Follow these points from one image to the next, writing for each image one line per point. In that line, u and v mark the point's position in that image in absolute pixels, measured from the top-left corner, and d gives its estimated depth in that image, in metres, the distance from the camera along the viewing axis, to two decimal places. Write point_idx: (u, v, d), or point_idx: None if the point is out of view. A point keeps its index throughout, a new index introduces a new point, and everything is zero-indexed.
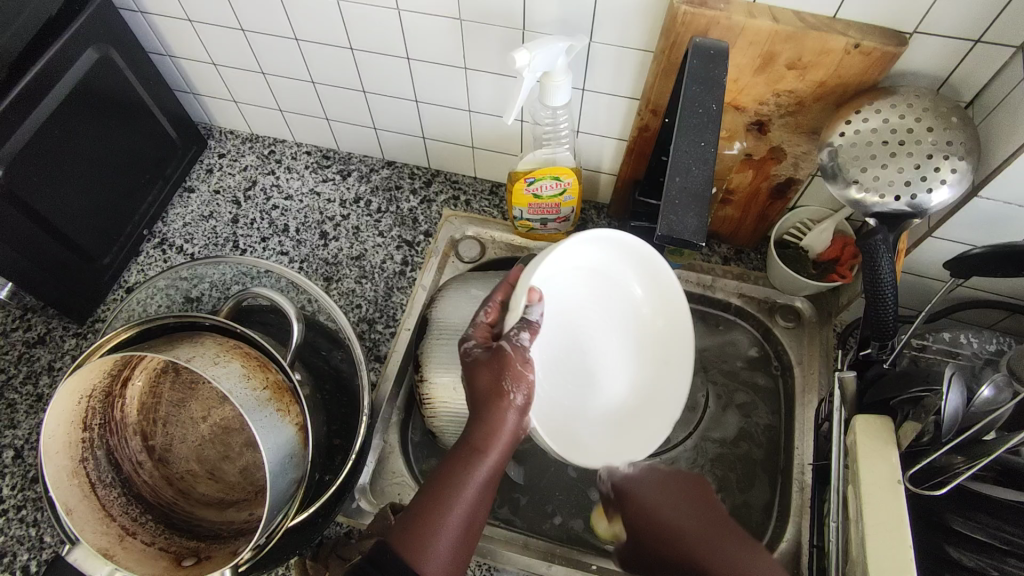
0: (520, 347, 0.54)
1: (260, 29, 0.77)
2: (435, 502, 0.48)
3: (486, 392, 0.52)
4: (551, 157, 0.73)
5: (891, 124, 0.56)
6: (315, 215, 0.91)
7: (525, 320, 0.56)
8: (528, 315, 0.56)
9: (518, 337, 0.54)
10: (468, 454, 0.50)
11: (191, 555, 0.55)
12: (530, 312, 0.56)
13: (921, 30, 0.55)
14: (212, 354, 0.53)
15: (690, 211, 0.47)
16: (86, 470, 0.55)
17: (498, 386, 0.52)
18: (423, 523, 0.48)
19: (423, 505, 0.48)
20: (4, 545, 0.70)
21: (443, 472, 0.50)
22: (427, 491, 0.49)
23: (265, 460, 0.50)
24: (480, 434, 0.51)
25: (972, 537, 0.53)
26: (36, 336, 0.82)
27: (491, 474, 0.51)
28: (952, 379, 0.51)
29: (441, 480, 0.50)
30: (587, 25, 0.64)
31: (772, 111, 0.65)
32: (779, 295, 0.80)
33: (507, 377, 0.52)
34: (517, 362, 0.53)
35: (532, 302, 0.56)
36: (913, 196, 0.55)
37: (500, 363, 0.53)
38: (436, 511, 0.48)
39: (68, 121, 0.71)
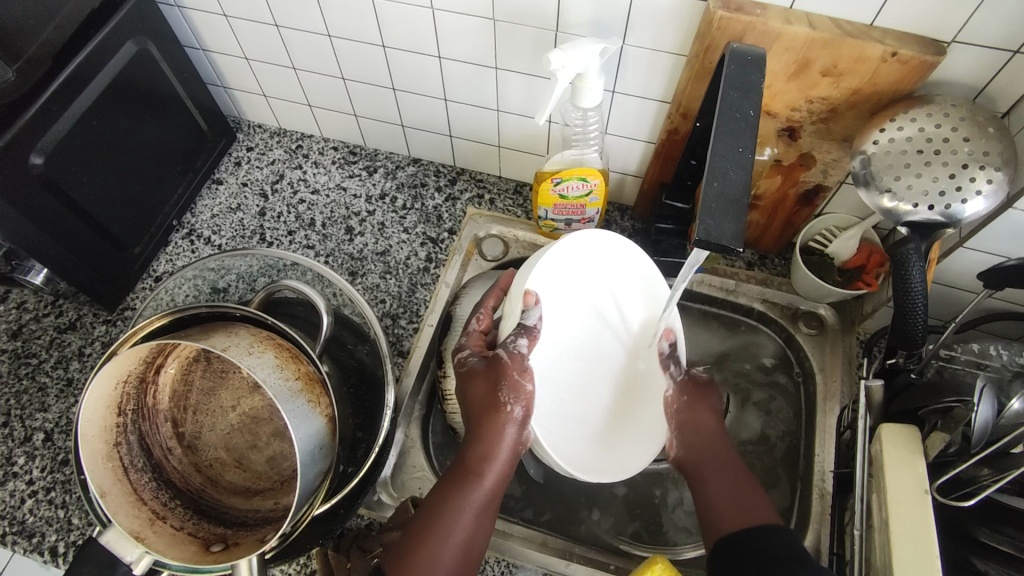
0: (518, 355, 0.57)
1: (293, 25, 0.78)
2: (434, 517, 0.53)
3: (482, 405, 0.56)
4: (580, 158, 0.73)
5: (927, 132, 0.56)
6: (341, 210, 0.92)
7: (521, 326, 0.59)
8: (526, 320, 0.59)
9: (515, 344, 0.57)
10: (466, 469, 0.55)
11: (219, 541, 0.56)
12: (528, 317, 0.59)
13: (959, 39, 0.55)
14: (246, 344, 0.54)
15: (727, 215, 0.47)
16: (119, 454, 0.57)
17: (492, 400, 0.56)
18: (426, 536, 0.52)
19: (426, 519, 0.53)
20: (33, 526, 0.71)
21: (443, 490, 0.55)
22: (430, 505, 0.54)
23: (296, 450, 0.51)
24: (477, 450, 0.55)
25: (999, 549, 0.52)
26: (67, 321, 0.83)
27: (490, 489, 0.55)
28: (984, 390, 0.51)
29: (441, 497, 0.54)
30: (621, 28, 0.64)
31: (804, 117, 0.65)
32: (803, 302, 0.79)
33: (505, 390, 0.55)
34: (514, 371, 0.56)
35: (527, 306, 0.59)
36: (946, 206, 0.55)
37: (494, 378, 0.56)
38: (434, 527, 0.53)
39: (106, 112, 0.72)
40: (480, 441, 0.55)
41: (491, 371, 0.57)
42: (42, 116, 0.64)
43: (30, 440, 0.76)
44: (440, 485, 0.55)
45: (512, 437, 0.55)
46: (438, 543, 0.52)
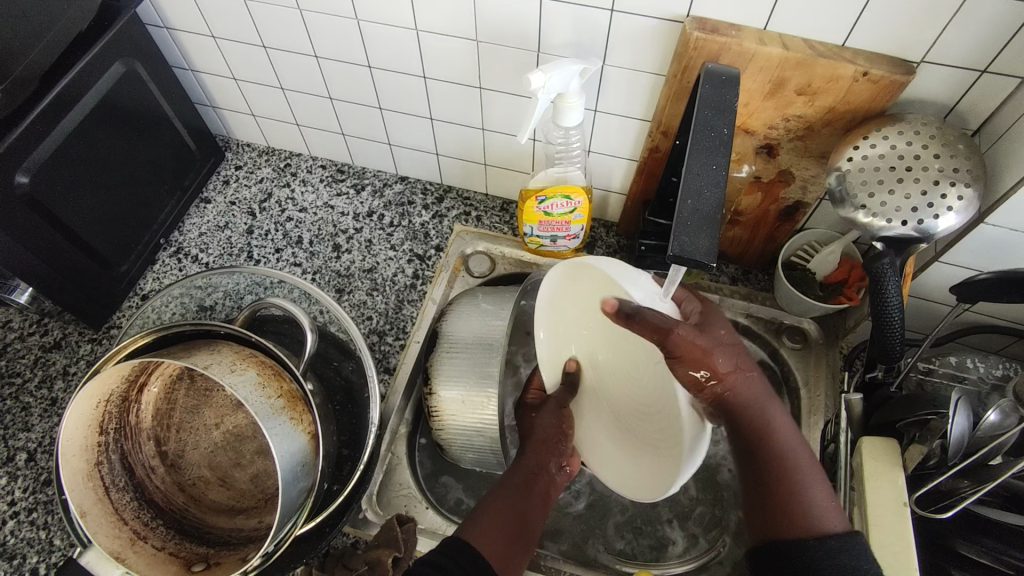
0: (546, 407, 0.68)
1: (281, 46, 0.79)
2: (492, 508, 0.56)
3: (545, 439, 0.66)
4: (563, 175, 0.74)
5: (898, 149, 0.57)
6: (328, 227, 0.93)
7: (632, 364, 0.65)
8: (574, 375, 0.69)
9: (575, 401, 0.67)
10: (525, 479, 0.61)
11: (201, 560, 0.56)
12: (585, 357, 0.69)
13: (928, 59, 0.57)
14: (229, 362, 0.54)
15: (702, 232, 0.47)
16: (100, 473, 0.57)
17: (555, 432, 0.66)
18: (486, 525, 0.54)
19: (496, 503, 0.57)
20: (14, 547, 0.70)
21: (506, 489, 0.59)
22: (492, 503, 0.57)
23: (278, 467, 0.51)
24: (538, 465, 0.63)
25: (977, 560, 0.53)
26: (52, 340, 0.83)
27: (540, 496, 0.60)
28: (958, 403, 0.52)
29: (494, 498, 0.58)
30: (601, 48, 0.65)
31: (781, 135, 0.66)
32: (787, 316, 0.80)
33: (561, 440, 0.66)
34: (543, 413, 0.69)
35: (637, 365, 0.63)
36: (919, 221, 0.56)
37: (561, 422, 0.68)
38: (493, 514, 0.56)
39: (92, 133, 0.73)
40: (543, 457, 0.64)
41: (548, 413, 0.69)
42: (28, 136, 0.65)
43: (12, 461, 0.75)
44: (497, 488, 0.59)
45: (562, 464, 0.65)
46: (502, 526, 0.54)
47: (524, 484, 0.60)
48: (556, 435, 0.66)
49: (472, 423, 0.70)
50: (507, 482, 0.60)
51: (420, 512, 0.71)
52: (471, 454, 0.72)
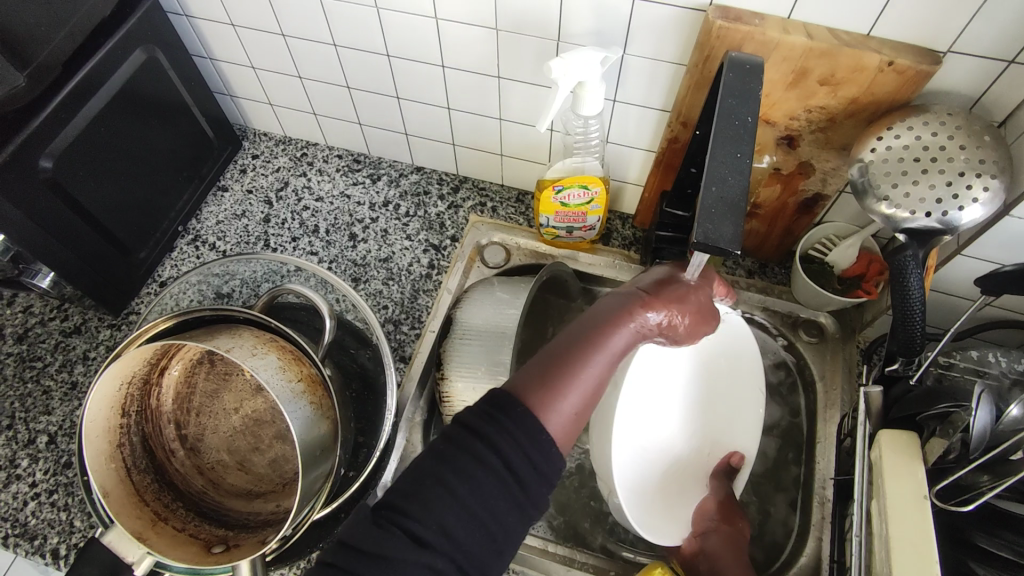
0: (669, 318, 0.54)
1: (300, 34, 0.79)
2: (567, 357, 0.48)
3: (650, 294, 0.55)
4: (580, 166, 0.74)
5: (923, 141, 0.57)
6: (344, 217, 0.93)
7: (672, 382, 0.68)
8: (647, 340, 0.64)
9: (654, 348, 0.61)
10: (611, 322, 0.51)
11: (220, 542, 0.57)
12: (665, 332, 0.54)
13: (954, 50, 0.56)
14: (250, 346, 0.55)
15: (725, 220, 0.47)
16: (122, 455, 0.57)
17: (678, 288, 0.55)
18: (550, 378, 0.46)
19: (568, 351, 0.48)
20: (35, 528, 0.71)
21: (587, 331, 0.50)
22: (566, 347, 0.49)
23: (298, 450, 0.52)
24: (638, 307, 0.52)
25: (997, 554, 0.52)
26: (72, 325, 0.84)
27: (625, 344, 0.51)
28: (981, 396, 0.52)
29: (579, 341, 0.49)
30: (622, 37, 0.65)
31: (802, 126, 0.65)
32: (803, 310, 0.80)
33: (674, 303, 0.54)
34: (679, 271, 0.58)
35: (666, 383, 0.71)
36: (944, 213, 0.55)
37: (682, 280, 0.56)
38: (569, 367, 0.47)
39: (113, 119, 0.73)
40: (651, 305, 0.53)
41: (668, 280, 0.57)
42: (51, 121, 0.65)
43: (33, 443, 0.76)
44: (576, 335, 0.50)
45: (673, 318, 0.54)
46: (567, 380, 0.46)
47: (613, 322, 0.51)
48: (677, 291, 0.55)
49: None
50: (589, 323, 0.51)
51: None
52: None
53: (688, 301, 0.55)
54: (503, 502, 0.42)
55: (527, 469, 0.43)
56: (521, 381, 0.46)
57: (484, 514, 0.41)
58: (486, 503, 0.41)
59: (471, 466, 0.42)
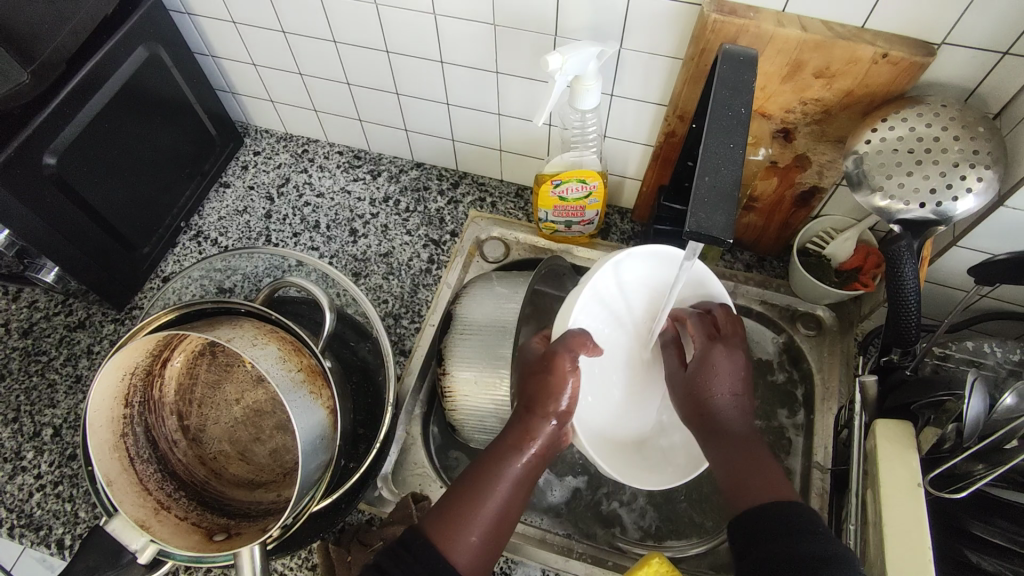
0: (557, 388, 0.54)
1: (300, 31, 0.80)
2: (473, 488, 0.50)
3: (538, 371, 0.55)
4: (579, 160, 0.74)
5: (917, 132, 0.57)
6: (345, 212, 0.94)
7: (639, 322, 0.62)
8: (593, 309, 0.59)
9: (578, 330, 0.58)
10: (500, 457, 0.52)
11: (222, 531, 0.58)
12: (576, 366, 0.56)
13: (949, 41, 0.56)
14: (250, 336, 0.55)
15: (718, 209, 0.47)
16: (125, 444, 0.58)
17: (540, 358, 0.56)
18: (454, 515, 0.49)
19: (456, 496, 0.50)
20: (40, 519, 0.72)
21: (472, 474, 0.52)
22: (463, 485, 0.51)
23: (298, 439, 0.52)
24: (518, 439, 0.53)
25: (991, 541, 0.53)
26: (77, 320, 0.85)
27: (517, 481, 0.52)
28: (974, 385, 0.52)
29: (470, 480, 0.51)
30: (618, 31, 0.65)
31: (798, 119, 0.66)
32: (801, 303, 0.80)
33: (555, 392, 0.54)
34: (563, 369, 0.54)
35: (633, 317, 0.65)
36: (937, 204, 0.56)
37: (542, 361, 0.56)
38: (468, 502, 0.50)
39: (116, 116, 0.74)
40: (524, 433, 0.53)
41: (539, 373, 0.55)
42: (55, 118, 0.66)
43: (38, 436, 0.77)
44: (470, 476, 0.52)
45: (545, 425, 0.53)
46: (463, 518, 0.49)
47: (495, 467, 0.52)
48: (538, 392, 0.54)
49: (486, 405, 0.71)
50: (471, 468, 0.52)
51: (434, 491, 0.73)
52: (486, 436, 0.73)
53: (556, 389, 0.54)
54: None
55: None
56: (425, 522, 0.49)
57: None
58: None
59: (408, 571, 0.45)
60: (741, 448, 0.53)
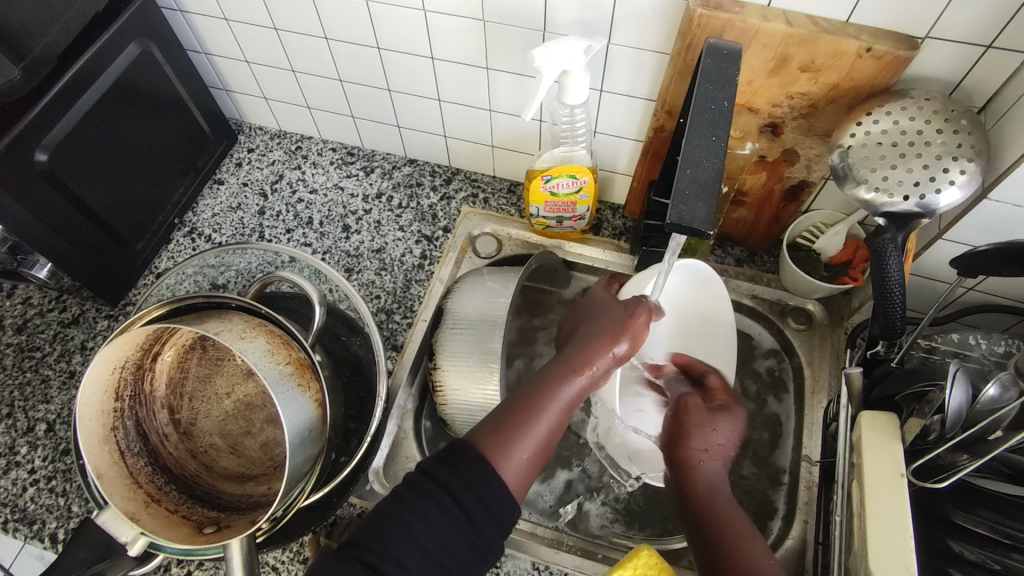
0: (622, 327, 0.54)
1: (291, 28, 0.81)
2: (529, 403, 0.49)
3: (610, 327, 0.55)
4: (569, 155, 0.75)
5: (901, 125, 0.57)
6: (338, 209, 0.94)
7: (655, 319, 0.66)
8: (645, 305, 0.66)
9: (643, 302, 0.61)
10: (560, 375, 0.51)
11: (212, 523, 0.58)
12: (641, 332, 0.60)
13: (932, 35, 0.56)
14: (239, 330, 0.56)
15: (700, 201, 0.48)
16: (116, 438, 0.59)
17: (621, 318, 0.55)
18: (512, 426, 0.48)
19: (515, 407, 0.49)
20: (34, 514, 0.73)
21: (529, 388, 0.50)
22: (517, 397, 0.50)
23: (285, 431, 0.53)
24: (579, 362, 0.52)
25: (974, 531, 0.54)
26: (71, 316, 0.85)
27: (569, 403, 0.50)
28: (955, 376, 0.52)
29: (525, 395, 0.50)
30: (606, 27, 0.66)
31: (785, 113, 0.66)
32: (791, 297, 0.81)
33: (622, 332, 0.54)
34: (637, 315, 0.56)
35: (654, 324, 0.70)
36: (921, 196, 0.56)
37: (620, 306, 0.58)
38: (524, 414, 0.48)
39: (109, 112, 0.75)
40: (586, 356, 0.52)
41: (610, 316, 0.57)
42: (47, 114, 0.67)
43: (32, 431, 0.78)
44: (525, 390, 0.50)
45: (609, 352, 0.53)
46: (519, 430, 0.48)
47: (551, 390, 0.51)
48: (613, 323, 0.55)
49: (477, 400, 0.71)
50: (527, 383, 0.51)
51: None
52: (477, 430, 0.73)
53: (631, 322, 0.55)
54: (449, 526, 0.43)
55: (478, 505, 0.45)
56: (477, 435, 0.48)
57: (438, 552, 0.43)
58: (434, 534, 0.43)
59: (425, 504, 0.44)
60: (728, 519, 0.49)
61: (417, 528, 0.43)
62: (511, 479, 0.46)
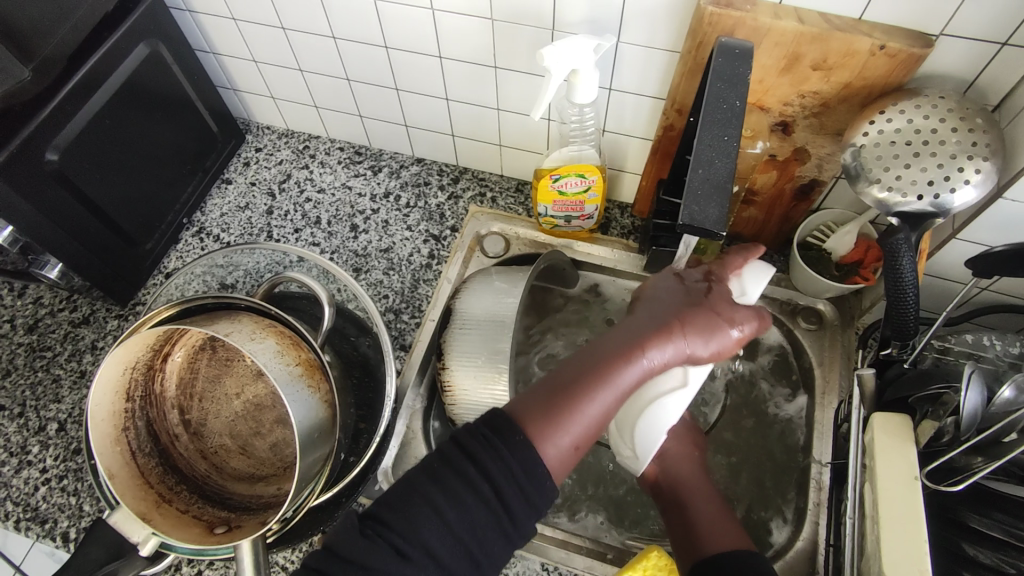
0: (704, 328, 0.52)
1: (300, 27, 0.80)
2: (582, 379, 0.48)
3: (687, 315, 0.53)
4: (577, 154, 0.75)
5: (915, 124, 0.57)
6: (346, 208, 0.94)
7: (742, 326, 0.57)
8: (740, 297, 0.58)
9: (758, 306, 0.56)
10: (624, 358, 0.49)
11: (223, 523, 0.59)
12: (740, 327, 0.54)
13: (947, 32, 0.56)
14: (249, 331, 0.56)
15: (712, 202, 0.47)
16: (127, 438, 0.59)
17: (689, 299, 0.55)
18: (560, 402, 0.47)
19: (566, 386, 0.48)
20: (46, 512, 0.73)
21: (596, 363, 0.49)
22: (574, 372, 0.49)
23: (296, 432, 0.53)
24: (644, 346, 0.50)
25: (987, 534, 0.53)
26: (81, 316, 0.86)
27: (622, 391, 0.49)
28: (971, 377, 0.52)
29: (581, 370, 0.49)
30: (616, 25, 0.65)
31: (797, 112, 0.66)
32: (801, 297, 0.80)
33: (699, 330, 0.52)
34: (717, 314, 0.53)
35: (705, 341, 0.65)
36: (935, 196, 0.55)
37: (721, 305, 0.54)
38: (576, 393, 0.48)
39: (118, 113, 0.75)
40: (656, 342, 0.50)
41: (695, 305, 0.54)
42: (57, 115, 0.67)
43: (44, 430, 0.78)
44: (582, 366, 0.49)
45: (685, 350, 0.51)
46: (565, 409, 0.47)
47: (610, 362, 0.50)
48: (704, 307, 0.53)
49: (485, 400, 0.71)
50: (592, 357, 0.50)
51: None
52: None
53: (710, 336, 0.52)
54: (483, 515, 0.43)
55: (518, 500, 0.44)
56: (522, 408, 0.47)
57: (469, 540, 0.43)
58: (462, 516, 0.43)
59: (461, 490, 0.43)
60: (696, 517, 0.60)
61: (451, 516, 0.43)
62: (551, 460, 0.45)
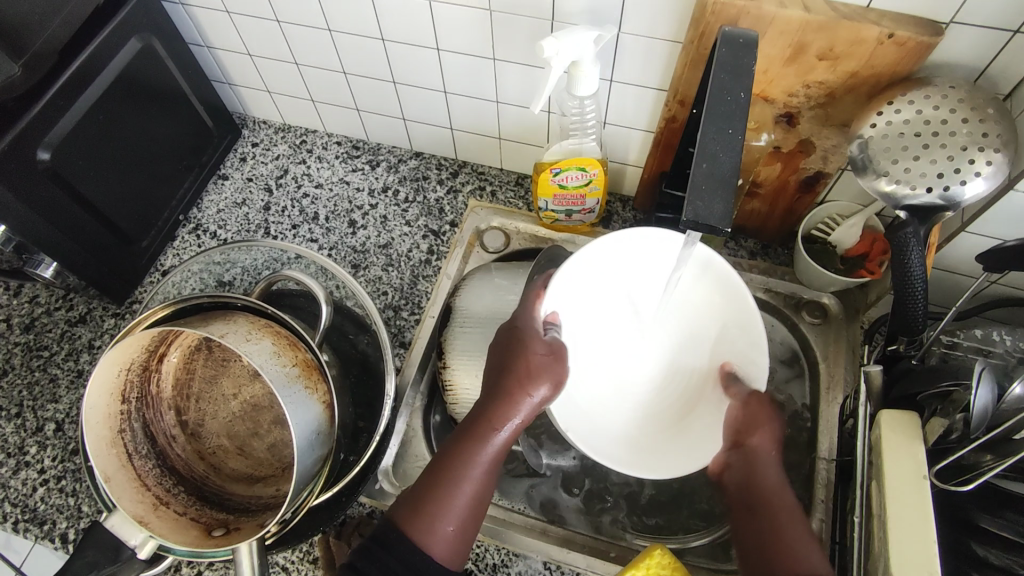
0: (537, 359, 0.51)
1: (295, 20, 0.79)
2: (440, 471, 0.48)
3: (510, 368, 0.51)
4: (578, 147, 0.73)
5: (924, 115, 0.55)
6: (344, 203, 0.93)
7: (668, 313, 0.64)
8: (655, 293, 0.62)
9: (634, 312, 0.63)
10: (476, 426, 0.49)
11: (221, 526, 0.58)
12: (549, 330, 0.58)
13: (958, 20, 0.54)
14: (244, 331, 0.55)
15: (716, 197, 0.46)
16: (123, 440, 0.58)
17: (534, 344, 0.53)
18: (425, 505, 0.47)
19: (429, 479, 0.48)
20: (45, 514, 0.73)
21: (449, 450, 0.49)
22: (435, 465, 0.49)
23: (292, 434, 0.52)
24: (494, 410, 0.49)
25: (998, 534, 0.52)
26: (77, 315, 0.85)
27: (491, 460, 0.49)
28: (982, 374, 0.51)
29: (441, 462, 0.49)
30: (617, 15, 0.64)
31: (802, 103, 0.64)
32: (806, 291, 0.79)
33: (530, 372, 0.50)
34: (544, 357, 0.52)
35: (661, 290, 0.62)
36: (944, 188, 0.54)
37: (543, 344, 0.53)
38: (440, 482, 0.48)
39: (111, 108, 0.74)
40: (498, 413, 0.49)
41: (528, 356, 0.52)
42: (49, 112, 0.66)
43: (42, 430, 0.77)
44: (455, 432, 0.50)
45: (530, 402, 0.49)
46: (437, 502, 0.47)
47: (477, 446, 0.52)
48: (507, 372, 0.51)
49: None
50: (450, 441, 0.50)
51: None
52: None
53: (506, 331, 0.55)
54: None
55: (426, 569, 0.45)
56: (398, 507, 0.48)
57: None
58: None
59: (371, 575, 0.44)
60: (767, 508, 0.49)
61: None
62: (440, 551, 0.46)
